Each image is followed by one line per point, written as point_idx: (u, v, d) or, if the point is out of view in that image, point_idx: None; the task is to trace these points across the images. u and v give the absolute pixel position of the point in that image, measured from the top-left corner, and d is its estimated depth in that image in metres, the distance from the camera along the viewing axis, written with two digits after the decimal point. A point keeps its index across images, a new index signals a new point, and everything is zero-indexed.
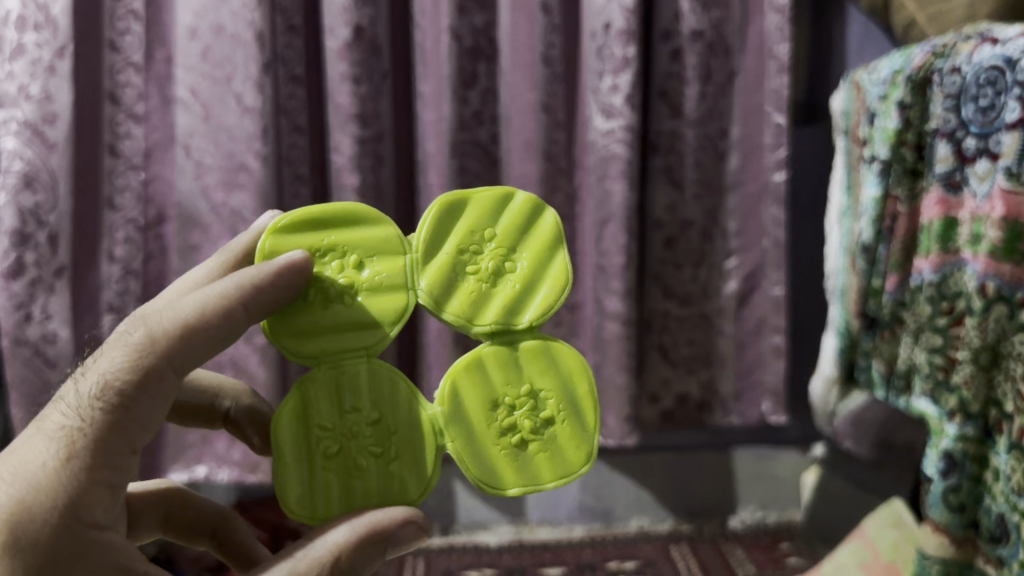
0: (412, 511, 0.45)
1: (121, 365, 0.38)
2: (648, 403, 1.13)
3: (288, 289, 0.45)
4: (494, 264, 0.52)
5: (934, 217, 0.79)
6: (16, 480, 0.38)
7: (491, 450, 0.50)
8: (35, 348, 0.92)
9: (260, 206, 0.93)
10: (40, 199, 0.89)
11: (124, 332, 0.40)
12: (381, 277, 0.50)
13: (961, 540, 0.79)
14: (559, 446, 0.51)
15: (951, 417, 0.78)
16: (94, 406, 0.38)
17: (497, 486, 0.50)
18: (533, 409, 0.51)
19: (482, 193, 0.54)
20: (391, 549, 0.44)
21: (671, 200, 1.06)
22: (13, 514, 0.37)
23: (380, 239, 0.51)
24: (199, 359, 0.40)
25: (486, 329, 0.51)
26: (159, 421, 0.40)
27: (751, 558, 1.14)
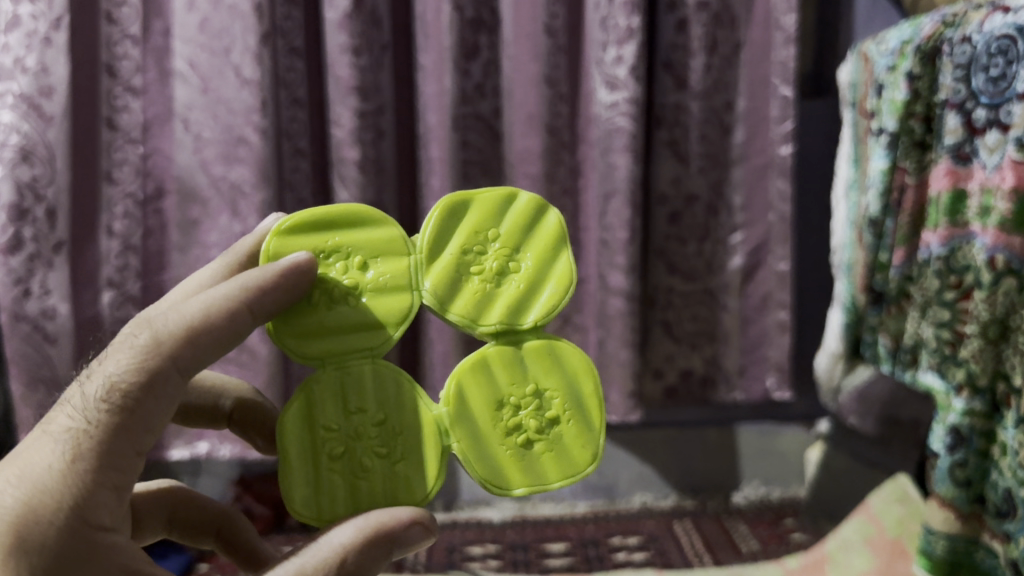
0: (417, 512, 0.44)
1: (128, 366, 0.38)
2: (651, 378, 1.13)
3: (292, 292, 0.45)
4: (499, 264, 0.52)
5: (943, 189, 0.78)
6: (22, 481, 0.37)
7: (496, 450, 0.49)
8: (34, 324, 0.92)
9: (260, 180, 0.91)
10: (37, 172, 0.88)
11: (130, 334, 0.39)
12: (385, 278, 0.50)
13: (968, 516, 0.78)
14: (564, 446, 0.51)
15: (959, 391, 0.78)
16: (100, 408, 0.38)
17: (504, 486, 0.49)
18: (538, 409, 0.51)
19: (485, 194, 0.53)
20: (399, 551, 0.43)
21: (676, 174, 1.05)
22: (19, 515, 0.37)
23: (384, 239, 0.51)
24: (204, 362, 0.40)
25: (491, 330, 0.51)
26: (163, 423, 0.40)
27: (754, 534, 1.14)
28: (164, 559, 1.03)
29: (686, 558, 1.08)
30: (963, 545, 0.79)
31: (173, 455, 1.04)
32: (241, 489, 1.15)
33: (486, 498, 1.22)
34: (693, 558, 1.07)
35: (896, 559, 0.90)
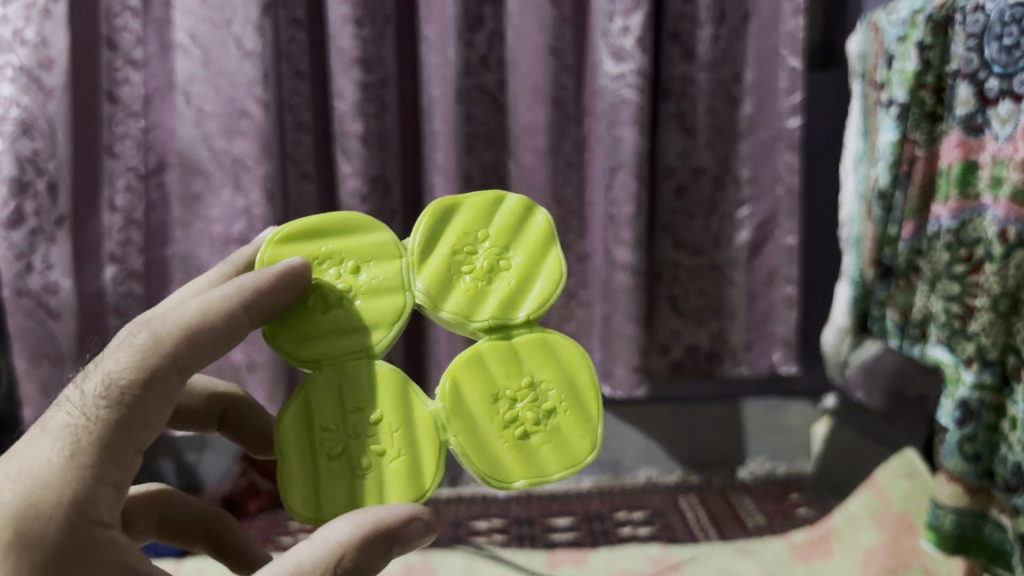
0: (416, 506, 0.43)
1: (128, 363, 0.39)
2: (657, 353, 1.13)
3: (291, 291, 0.46)
4: (489, 262, 0.52)
5: (954, 161, 0.77)
6: (19, 479, 0.37)
7: (495, 443, 0.48)
8: (37, 299, 0.91)
9: (262, 153, 0.90)
10: (38, 146, 0.87)
11: (129, 334, 0.40)
12: (378, 280, 0.50)
13: (976, 490, 0.78)
14: (564, 437, 0.49)
15: (969, 364, 0.77)
16: (99, 405, 0.38)
17: (504, 479, 0.47)
18: (535, 401, 0.49)
19: (473, 198, 0.54)
20: (396, 548, 0.42)
21: (683, 147, 1.04)
22: (17, 512, 0.36)
23: (377, 245, 0.51)
24: (204, 360, 0.41)
25: (484, 326, 0.50)
26: (162, 422, 0.40)
27: (760, 509, 1.14)
28: None
29: (691, 532, 1.08)
30: (971, 518, 0.79)
31: None
32: (247, 464, 1.15)
33: None
34: (698, 532, 1.07)
35: (903, 533, 0.90)
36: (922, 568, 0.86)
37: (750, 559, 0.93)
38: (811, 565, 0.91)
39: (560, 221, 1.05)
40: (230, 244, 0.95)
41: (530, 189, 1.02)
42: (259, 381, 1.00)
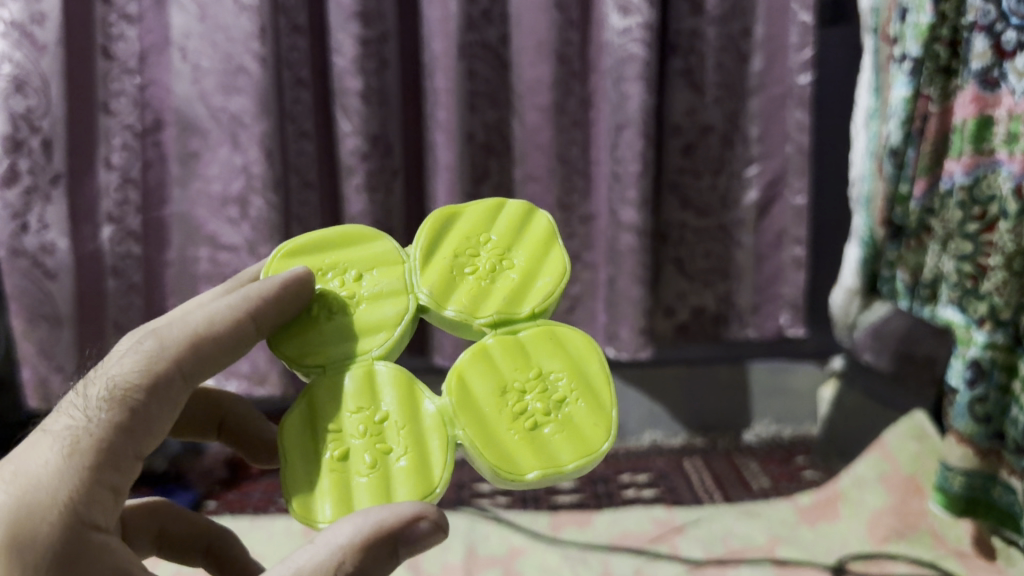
0: (424, 507, 0.41)
1: (134, 368, 0.40)
2: (663, 316, 1.12)
3: (294, 302, 0.48)
4: (492, 261, 0.52)
5: (968, 117, 0.74)
6: (17, 478, 0.38)
7: (505, 436, 0.46)
8: (33, 259, 0.90)
9: (262, 111, 0.88)
10: (31, 103, 0.85)
11: (136, 341, 0.42)
12: (381, 285, 0.51)
13: (986, 451, 0.77)
14: (577, 426, 0.47)
15: (981, 324, 0.75)
16: (102, 406, 0.39)
17: (516, 472, 0.45)
18: (546, 392, 0.48)
19: (474, 205, 0.55)
20: (404, 551, 0.40)
21: (691, 104, 1.01)
22: (16, 509, 0.37)
23: (379, 253, 0.53)
24: (206, 369, 0.43)
25: (489, 321, 0.50)
26: (163, 431, 0.42)
27: (765, 471, 1.13)
28: (174, 494, 1.05)
29: (695, 493, 1.07)
30: (980, 480, 0.78)
31: None
32: None
33: None
34: (703, 494, 1.07)
35: (911, 496, 0.90)
36: (931, 531, 0.86)
37: (756, 521, 0.92)
38: (817, 528, 0.91)
39: (563, 181, 1.03)
40: (229, 204, 0.94)
41: (533, 148, 1.01)
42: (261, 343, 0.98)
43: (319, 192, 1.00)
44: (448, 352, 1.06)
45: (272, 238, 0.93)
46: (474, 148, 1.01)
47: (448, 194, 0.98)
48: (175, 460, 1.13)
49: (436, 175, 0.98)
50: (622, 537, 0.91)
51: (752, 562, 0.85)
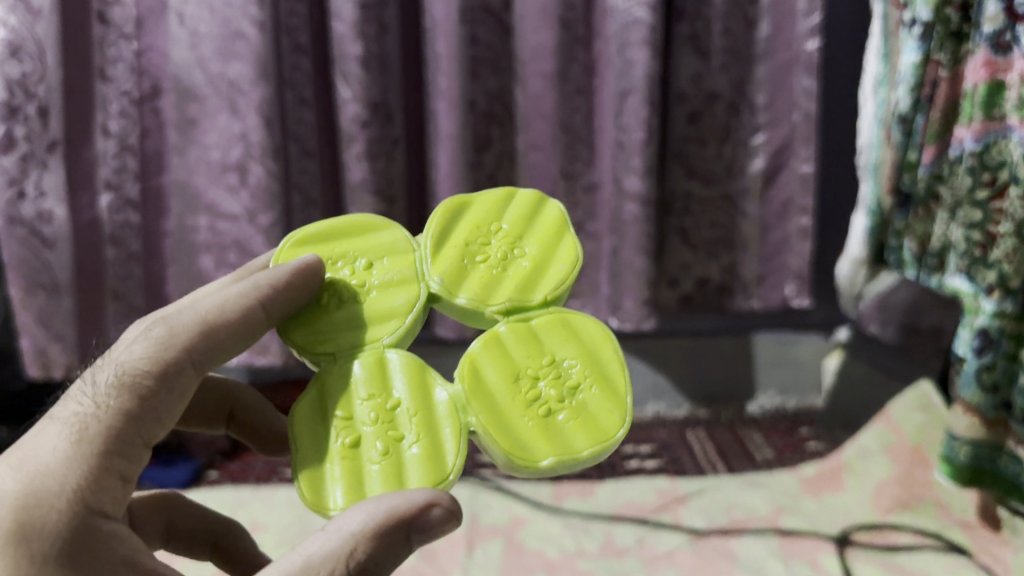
0: (438, 494, 0.40)
1: (143, 355, 0.40)
2: (666, 287, 1.11)
3: (307, 289, 0.47)
4: (504, 250, 0.52)
5: (979, 81, 0.72)
6: (26, 466, 0.39)
7: (519, 423, 0.45)
8: (30, 228, 0.89)
9: (260, 78, 0.87)
10: (27, 69, 0.84)
11: (147, 327, 0.42)
12: (392, 274, 0.50)
13: (993, 421, 0.76)
14: (593, 413, 0.46)
15: (990, 292, 0.74)
16: (112, 393, 0.40)
17: (531, 459, 0.44)
18: (559, 379, 0.47)
19: (484, 195, 0.55)
20: (417, 539, 0.40)
21: (697, 71, 1.00)
22: (25, 497, 0.38)
23: (389, 242, 0.52)
24: (218, 354, 0.43)
25: (502, 309, 0.49)
26: (175, 417, 0.42)
27: (769, 443, 1.12)
28: (175, 463, 1.05)
29: (699, 464, 1.06)
30: (987, 450, 0.77)
31: None
32: None
33: None
34: (706, 465, 1.06)
35: (916, 467, 0.89)
36: (936, 502, 0.85)
37: (760, 492, 0.92)
38: (820, 498, 0.90)
39: (566, 150, 1.02)
40: (229, 171, 0.93)
41: (537, 117, 0.99)
42: None
43: (318, 160, 0.99)
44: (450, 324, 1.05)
45: (272, 207, 0.92)
46: (476, 116, 1.00)
47: (450, 163, 0.97)
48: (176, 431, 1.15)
49: (438, 143, 0.97)
50: (625, 506, 0.91)
51: (754, 532, 0.84)
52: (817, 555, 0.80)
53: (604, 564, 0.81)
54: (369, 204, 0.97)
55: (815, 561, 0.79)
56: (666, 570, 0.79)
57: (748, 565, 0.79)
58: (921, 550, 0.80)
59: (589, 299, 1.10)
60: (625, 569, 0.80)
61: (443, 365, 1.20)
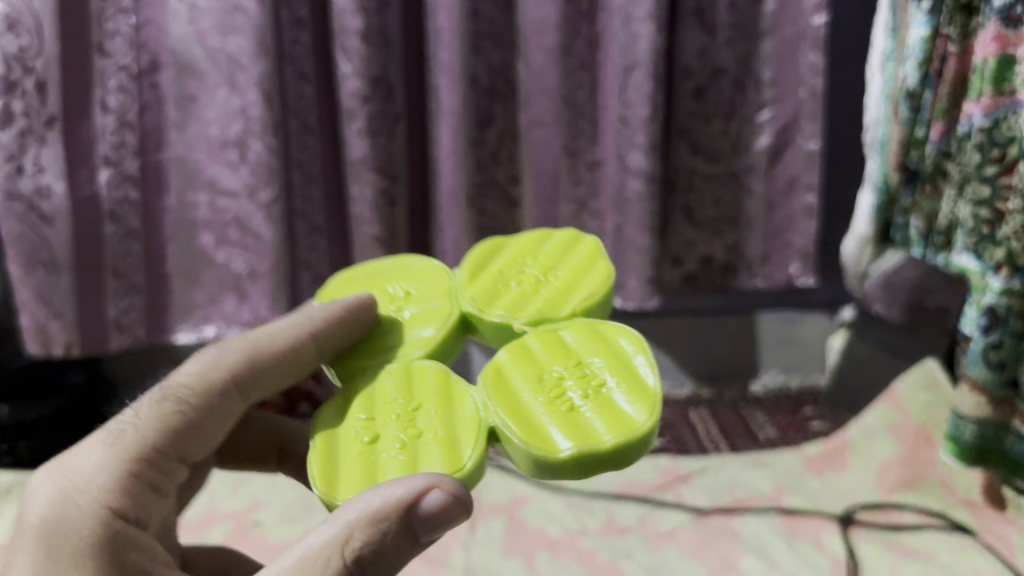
0: (435, 479, 0.40)
1: (190, 378, 0.51)
2: (670, 265, 1.10)
3: (357, 325, 0.52)
4: (537, 276, 0.54)
5: (989, 56, 0.71)
6: (65, 465, 0.46)
7: (540, 418, 0.45)
8: (29, 204, 0.88)
9: (259, 51, 0.86)
10: (24, 43, 0.83)
11: (197, 361, 0.53)
12: (427, 299, 0.54)
13: (999, 400, 0.76)
14: (618, 403, 0.45)
15: (997, 270, 0.73)
16: (156, 407, 0.49)
17: (550, 446, 0.43)
18: (584, 377, 0.47)
19: (522, 238, 0.58)
20: (418, 525, 0.39)
21: (702, 45, 0.99)
22: (59, 490, 0.45)
23: (429, 274, 0.56)
24: (245, 387, 0.53)
25: (530, 318, 0.50)
26: (201, 439, 0.51)
27: (772, 421, 1.12)
28: None
29: (701, 443, 1.06)
30: (993, 430, 0.77)
31: (181, 338, 1.02)
32: None
33: None
34: (708, 443, 1.06)
35: (921, 446, 0.88)
36: (940, 482, 0.85)
37: (763, 471, 0.91)
38: (824, 478, 0.90)
39: (570, 125, 1.01)
40: (228, 147, 0.92)
41: (538, 92, 0.98)
42: (261, 289, 0.97)
43: (319, 136, 0.98)
44: None
45: (272, 183, 0.91)
46: (478, 91, 0.98)
47: (452, 139, 0.96)
48: None
49: (440, 120, 0.96)
50: (626, 486, 0.90)
51: (758, 511, 0.84)
52: (819, 534, 0.80)
53: (607, 543, 0.81)
54: (370, 181, 0.96)
55: (819, 541, 0.79)
56: (669, 549, 0.79)
57: (750, 543, 0.79)
58: (925, 530, 0.80)
59: None
60: (627, 548, 0.80)
61: None
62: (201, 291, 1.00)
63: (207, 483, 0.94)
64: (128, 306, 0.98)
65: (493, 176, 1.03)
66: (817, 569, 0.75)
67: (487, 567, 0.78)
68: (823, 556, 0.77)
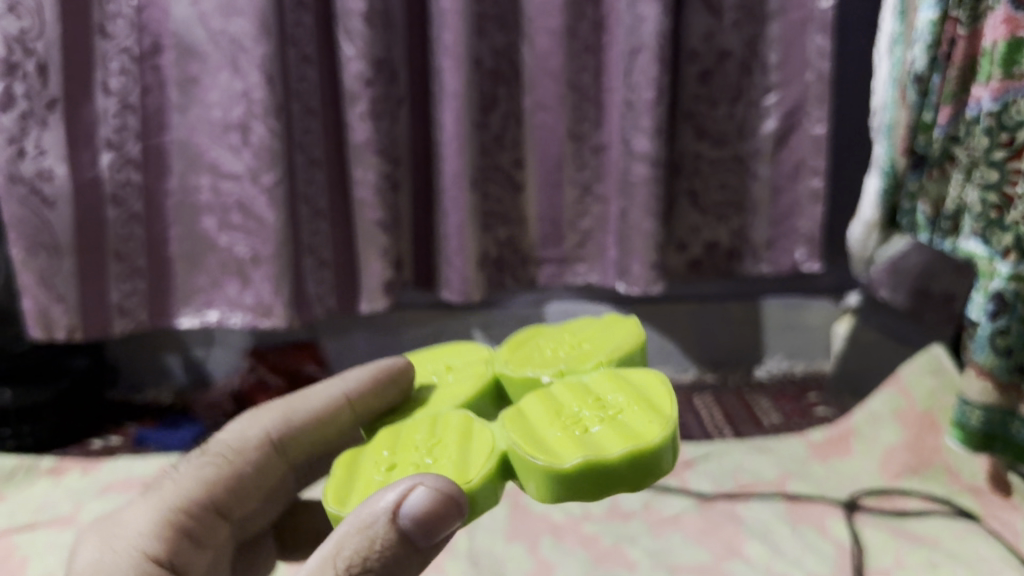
0: (419, 478, 0.40)
1: (225, 446, 0.56)
2: (674, 251, 1.08)
3: (391, 386, 0.55)
4: (571, 347, 0.56)
5: (1000, 39, 0.70)
6: (112, 520, 0.48)
7: (552, 437, 0.45)
8: (31, 186, 0.88)
9: (261, 32, 0.86)
10: (25, 24, 0.83)
11: (229, 432, 0.57)
12: (464, 370, 0.57)
13: (1006, 386, 0.74)
14: (629, 424, 0.45)
15: (1006, 256, 0.73)
16: (195, 467, 0.53)
17: (559, 458, 0.43)
18: (602, 407, 0.47)
19: (562, 325, 0.61)
20: (411, 527, 0.39)
21: (708, 29, 0.98)
22: (108, 536, 0.46)
23: (471, 354, 0.59)
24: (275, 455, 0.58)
25: (557, 373, 0.52)
26: (236, 498, 0.54)
27: (777, 408, 1.11)
28: (181, 427, 1.06)
29: (705, 429, 1.06)
30: (999, 415, 0.76)
31: (183, 324, 1.01)
32: (256, 359, 1.13)
33: None
34: (712, 430, 1.05)
35: (926, 432, 0.87)
36: (945, 468, 0.84)
37: (767, 457, 0.91)
38: (828, 464, 0.90)
39: (574, 109, 1.01)
40: (231, 130, 0.91)
41: (544, 76, 0.99)
42: (264, 274, 0.96)
43: (322, 119, 0.97)
44: (455, 289, 1.03)
45: (274, 166, 0.90)
46: (482, 75, 0.97)
47: (456, 122, 0.94)
48: (182, 393, 1.18)
49: (444, 102, 0.94)
50: None
51: (761, 497, 0.83)
52: (824, 520, 0.80)
53: (611, 528, 0.80)
54: (373, 164, 0.95)
55: (823, 526, 0.79)
56: (672, 533, 0.79)
57: (754, 528, 0.79)
58: (930, 516, 0.80)
59: (596, 262, 1.09)
60: (631, 533, 0.79)
61: (449, 328, 1.20)
62: (204, 276, 0.99)
63: None
64: (131, 290, 0.98)
65: (497, 160, 1.02)
66: (822, 554, 0.75)
67: (490, 551, 0.78)
68: (827, 541, 0.76)
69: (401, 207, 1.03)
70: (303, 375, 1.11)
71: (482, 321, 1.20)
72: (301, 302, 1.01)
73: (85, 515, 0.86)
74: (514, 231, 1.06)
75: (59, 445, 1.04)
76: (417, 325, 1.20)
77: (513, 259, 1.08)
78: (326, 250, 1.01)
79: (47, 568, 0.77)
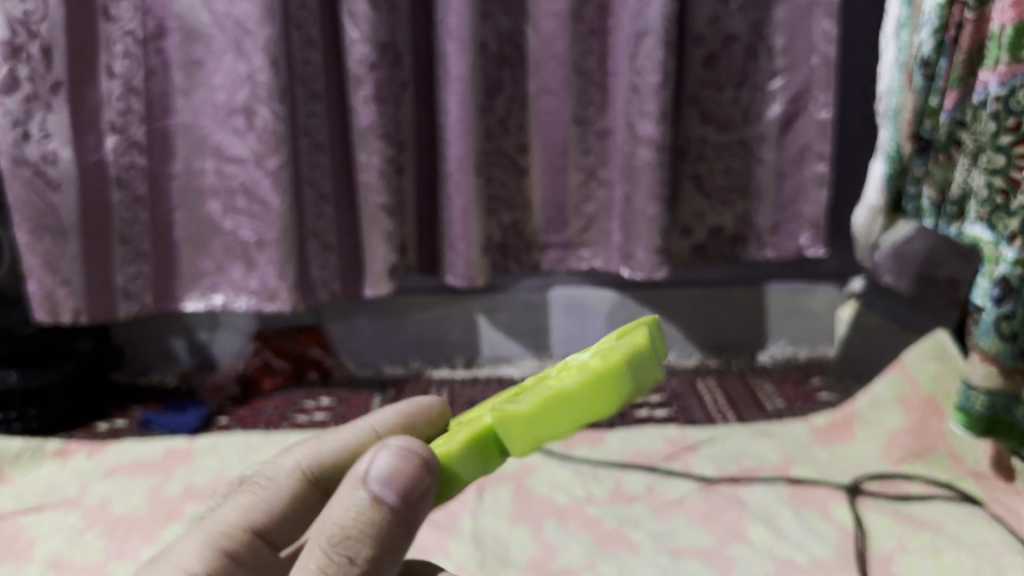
0: (390, 444, 0.37)
1: (262, 480, 0.48)
2: (679, 235, 1.08)
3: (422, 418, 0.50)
4: None
5: (1007, 22, 0.70)
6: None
7: (519, 392, 0.39)
8: (35, 169, 0.88)
9: (266, 15, 0.86)
10: (29, 7, 0.82)
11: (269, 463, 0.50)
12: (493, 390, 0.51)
13: (1011, 372, 0.74)
14: (592, 358, 0.38)
15: (1011, 241, 0.72)
16: (231, 511, 0.46)
17: (512, 403, 0.37)
18: (575, 357, 0.40)
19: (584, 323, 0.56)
20: (389, 497, 0.36)
21: (714, 12, 0.97)
22: None
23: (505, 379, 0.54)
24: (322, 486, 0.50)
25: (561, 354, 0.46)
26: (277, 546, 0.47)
27: (780, 392, 1.12)
28: (186, 409, 1.06)
29: (708, 414, 1.06)
30: (1003, 400, 0.75)
31: (189, 307, 1.01)
32: (261, 343, 1.15)
33: (509, 354, 1.22)
34: (716, 414, 1.06)
35: (929, 417, 0.87)
36: (949, 452, 0.84)
37: (770, 441, 0.91)
38: (831, 449, 0.90)
39: (579, 93, 1.01)
40: (235, 114, 0.91)
41: (549, 60, 0.98)
42: (269, 258, 0.96)
43: (326, 103, 0.97)
44: (459, 273, 1.03)
45: (279, 150, 0.90)
46: (486, 58, 0.97)
47: (460, 106, 0.94)
48: (186, 375, 1.18)
49: (448, 86, 0.94)
50: (633, 455, 0.90)
51: (765, 481, 0.84)
52: (827, 505, 0.80)
53: (614, 510, 0.81)
54: (378, 148, 0.95)
55: (826, 511, 0.79)
56: (676, 517, 0.79)
57: (757, 512, 0.79)
58: (933, 500, 0.80)
59: (601, 247, 1.09)
60: (634, 516, 0.80)
61: (452, 313, 1.20)
62: (208, 259, 0.99)
63: (216, 450, 0.94)
64: (136, 274, 0.98)
65: (501, 145, 1.02)
66: (825, 538, 0.75)
67: (495, 533, 0.78)
68: (830, 526, 0.77)
69: (404, 191, 1.03)
70: (308, 358, 1.16)
71: (485, 306, 1.20)
72: (305, 287, 1.01)
73: (91, 498, 0.86)
74: (518, 216, 1.06)
75: (64, 428, 1.04)
76: (421, 310, 1.20)
77: (517, 244, 1.08)
78: (330, 234, 1.01)
79: (53, 550, 0.78)
